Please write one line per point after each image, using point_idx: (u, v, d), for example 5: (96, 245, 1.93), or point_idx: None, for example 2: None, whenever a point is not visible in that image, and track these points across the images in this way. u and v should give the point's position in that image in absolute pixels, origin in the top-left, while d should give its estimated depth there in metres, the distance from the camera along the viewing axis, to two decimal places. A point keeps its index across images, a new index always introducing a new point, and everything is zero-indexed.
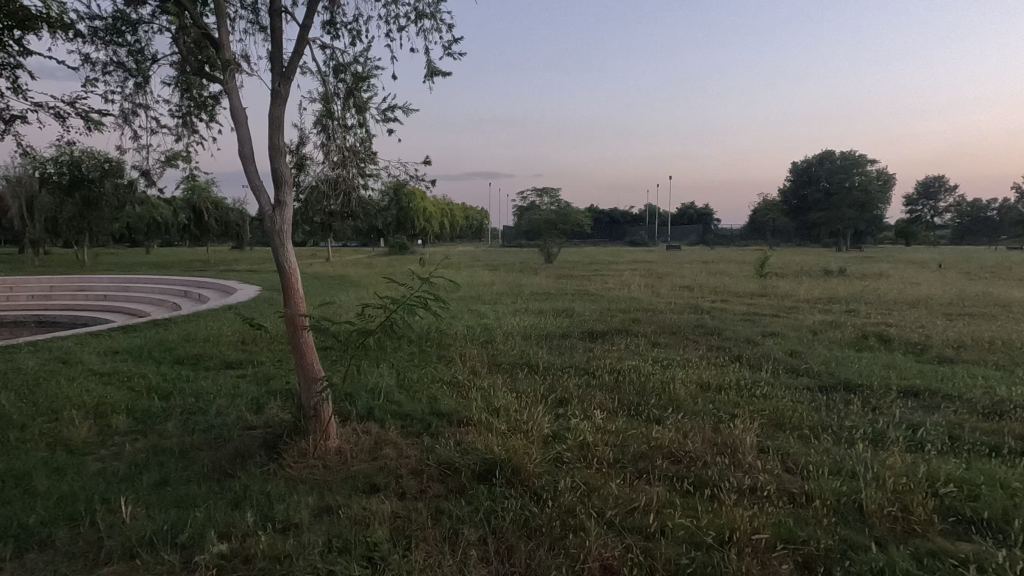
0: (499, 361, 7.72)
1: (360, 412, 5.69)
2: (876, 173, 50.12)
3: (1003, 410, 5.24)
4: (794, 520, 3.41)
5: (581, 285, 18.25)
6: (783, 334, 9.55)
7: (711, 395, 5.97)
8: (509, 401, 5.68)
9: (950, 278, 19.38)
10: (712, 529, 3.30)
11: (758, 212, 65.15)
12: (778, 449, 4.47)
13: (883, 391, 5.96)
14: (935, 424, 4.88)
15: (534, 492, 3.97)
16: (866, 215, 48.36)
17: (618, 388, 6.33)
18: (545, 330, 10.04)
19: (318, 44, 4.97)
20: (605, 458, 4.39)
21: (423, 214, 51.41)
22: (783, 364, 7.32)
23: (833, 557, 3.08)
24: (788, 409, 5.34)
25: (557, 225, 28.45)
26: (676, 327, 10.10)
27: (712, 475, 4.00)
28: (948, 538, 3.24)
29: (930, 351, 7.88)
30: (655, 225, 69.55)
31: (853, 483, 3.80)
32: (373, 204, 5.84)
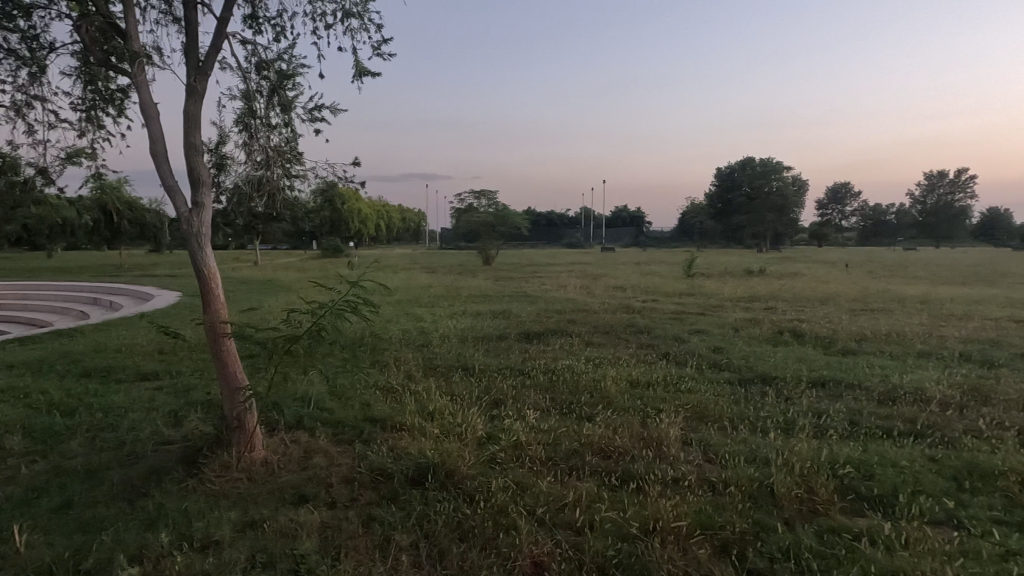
0: (435, 364, 7.68)
1: (288, 421, 5.49)
2: (792, 179, 53.68)
3: (896, 396, 5.78)
4: (713, 507, 3.61)
5: (518, 287, 18.41)
6: (708, 331, 10.07)
7: (640, 391, 6.22)
8: (444, 404, 5.66)
9: (856, 276, 21.07)
10: (638, 521, 3.43)
11: (687, 215, 68.14)
12: (700, 441, 4.72)
13: (794, 382, 6.42)
14: (838, 411, 5.31)
15: (467, 494, 3.98)
16: (783, 218, 51.66)
17: (552, 387, 6.47)
18: (482, 333, 10.06)
19: (239, 39, 4.75)
20: (537, 457, 4.46)
21: (358, 215, 50.08)
22: (706, 359, 7.73)
23: (747, 540, 3.28)
24: (710, 403, 5.64)
25: (495, 227, 28.41)
26: (609, 326, 10.38)
27: (639, 468, 4.17)
28: (847, 515, 3.53)
29: (837, 345, 8.54)
30: (592, 228, 71.18)
31: (765, 469, 4.07)
32: (301, 206, 5.65)
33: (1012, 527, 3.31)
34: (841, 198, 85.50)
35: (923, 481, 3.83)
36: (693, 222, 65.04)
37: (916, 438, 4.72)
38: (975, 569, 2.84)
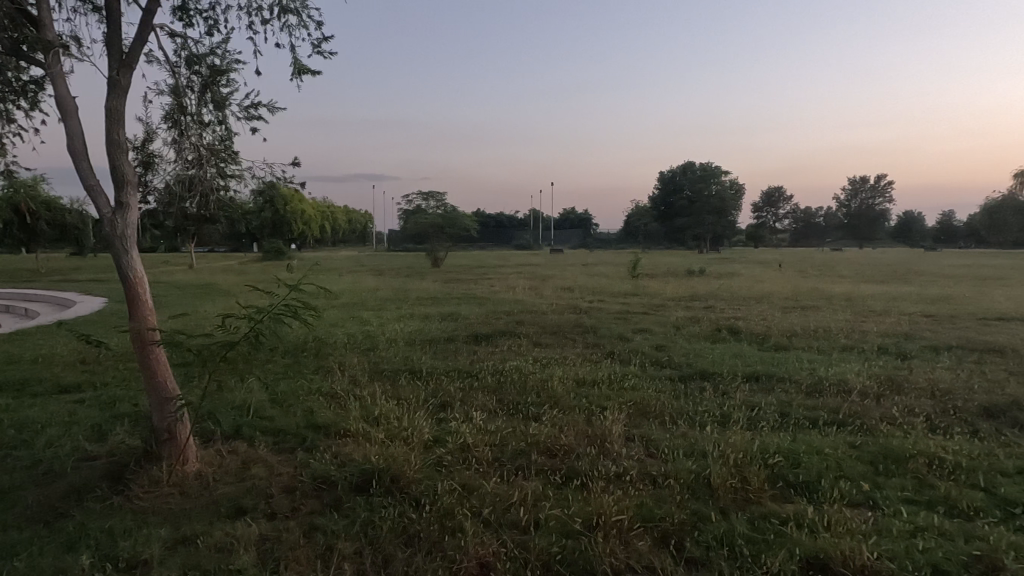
0: (382, 368, 7.55)
1: (225, 431, 5.27)
2: (730, 183, 56.07)
3: (822, 388, 6.15)
4: (654, 500, 3.73)
5: (467, 289, 18.35)
6: (651, 330, 10.37)
7: (586, 390, 6.34)
8: (390, 409, 5.58)
9: (788, 275, 22.26)
10: (582, 517, 3.51)
11: (632, 217, 69.94)
12: (642, 437, 4.86)
13: (731, 377, 6.71)
14: (770, 403, 5.60)
15: (413, 499, 3.94)
16: (722, 220, 53.84)
17: (500, 388, 6.49)
18: (430, 335, 9.96)
19: (167, 31, 4.54)
20: (484, 458, 4.47)
21: (301, 215, 48.48)
22: (649, 357, 7.96)
23: (685, 530, 3.41)
24: (652, 400, 5.82)
25: (444, 228, 28.09)
26: (557, 327, 10.51)
27: (583, 465, 4.26)
28: (777, 502, 3.73)
29: (770, 341, 8.98)
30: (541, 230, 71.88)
31: (702, 461, 4.25)
32: (237, 207, 5.43)
33: (920, 505, 3.60)
34: (776, 201, 90.11)
35: (844, 466, 4.10)
36: (638, 224, 66.83)
37: (839, 427, 5.05)
38: (888, 545, 3.07)
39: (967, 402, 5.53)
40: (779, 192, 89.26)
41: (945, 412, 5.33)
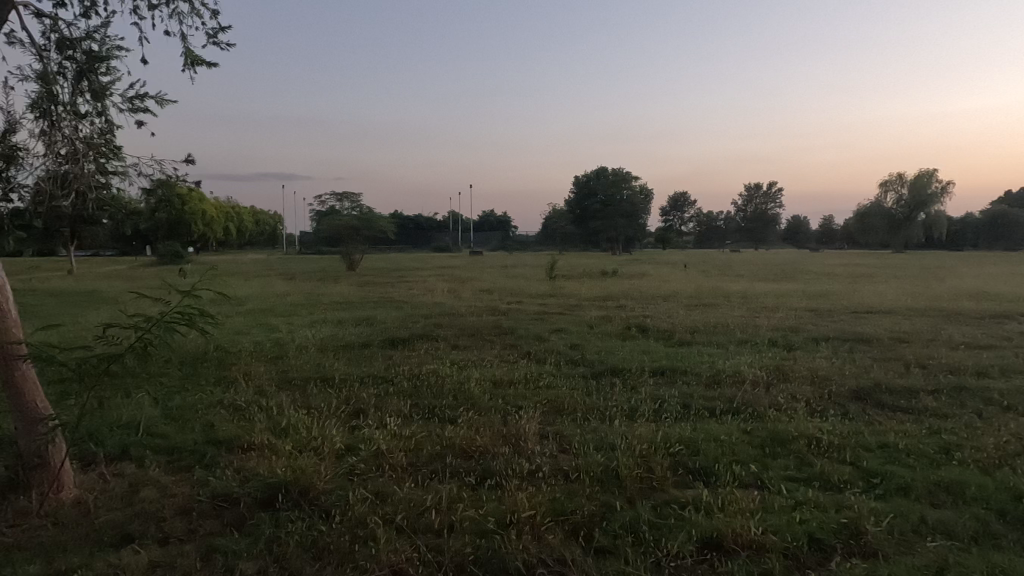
0: (291, 376, 7.21)
1: (109, 452, 4.80)
2: (640, 188, 58.86)
3: (720, 380, 6.61)
4: (566, 495, 3.84)
5: (384, 293, 17.94)
6: (567, 329, 10.66)
7: (502, 390, 6.42)
8: (299, 418, 5.35)
9: (692, 275, 23.74)
10: (496, 516, 3.55)
11: (549, 220, 71.53)
12: (555, 433, 5.00)
13: (639, 372, 7.06)
14: (673, 395, 5.95)
15: (323, 511, 3.79)
16: (633, 223, 56.32)
17: (416, 392, 6.41)
18: (344, 341, 9.62)
19: (33, 11, 4.09)
20: (399, 464, 4.40)
21: (201, 215, 45.10)
22: (564, 356, 8.19)
23: (595, 521, 3.55)
24: (566, 397, 6.00)
25: (359, 230, 27.18)
26: (475, 329, 10.53)
27: (498, 464, 4.31)
28: (679, 488, 3.98)
29: (676, 337, 9.52)
30: (460, 232, 71.74)
31: (610, 454, 4.44)
32: (121, 206, 4.98)
33: (799, 481, 3.98)
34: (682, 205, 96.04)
35: (737, 451, 4.44)
36: (555, 227, 68.49)
37: (734, 415, 5.45)
38: (772, 521, 3.37)
39: (839, 387, 6.19)
40: (685, 196, 95.13)
41: (822, 396, 5.92)
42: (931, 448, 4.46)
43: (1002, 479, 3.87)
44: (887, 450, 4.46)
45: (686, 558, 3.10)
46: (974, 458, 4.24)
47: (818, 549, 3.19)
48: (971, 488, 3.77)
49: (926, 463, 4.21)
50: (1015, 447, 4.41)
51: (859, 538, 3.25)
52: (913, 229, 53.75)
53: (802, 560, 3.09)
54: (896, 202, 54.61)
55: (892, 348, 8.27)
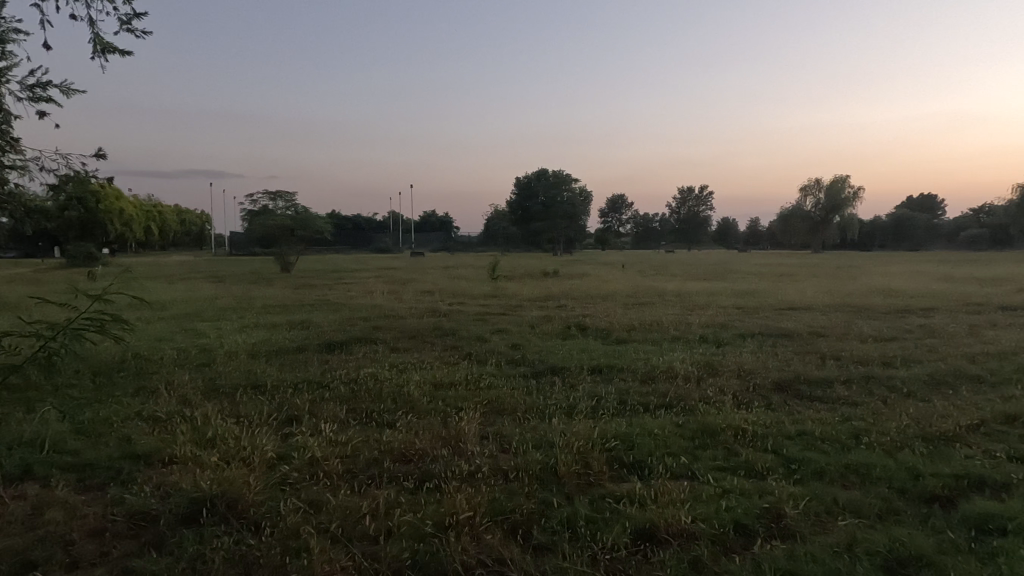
0: (219, 384, 6.84)
1: (8, 473, 4.37)
2: (579, 190, 60.01)
3: (654, 376, 6.84)
4: (505, 494, 3.86)
5: (321, 295, 17.37)
6: (508, 329, 10.71)
7: (442, 392, 6.37)
8: (227, 428, 5.08)
9: (630, 275, 24.44)
10: (435, 519, 3.52)
11: (491, 221, 71.66)
12: (495, 433, 5.01)
13: (578, 370, 7.20)
14: (611, 392, 6.10)
15: (252, 524, 3.61)
16: (573, 224, 57.32)
17: (353, 396, 6.24)
18: (277, 346, 9.23)
19: None
20: (334, 471, 4.27)
21: (119, 214, 42.07)
22: (504, 356, 8.23)
23: (534, 519, 3.59)
24: (506, 396, 6.03)
25: (294, 230, 26.16)
26: (416, 331, 10.37)
27: (437, 467, 4.27)
28: (615, 482, 4.08)
29: (614, 335, 9.76)
30: (400, 233, 70.57)
31: (549, 452, 4.49)
32: (20, 202, 4.60)
33: (727, 470, 4.19)
34: (620, 207, 98.96)
35: (670, 443, 4.61)
36: (497, 228, 68.67)
37: (667, 409, 5.66)
38: (702, 509, 3.52)
39: (763, 379, 6.56)
40: (622, 198, 97.95)
41: (748, 389, 6.25)
42: (843, 434, 4.80)
43: (903, 459, 4.23)
44: (805, 437, 4.77)
45: (621, 550, 3.19)
46: (879, 441, 4.61)
47: (744, 534, 3.36)
48: (877, 469, 4.09)
49: (839, 448, 4.53)
50: (914, 429, 4.82)
51: (779, 521, 3.46)
52: (829, 231, 57.73)
53: (728, 545, 3.25)
54: (813, 205, 58.44)
55: (810, 342, 8.85)
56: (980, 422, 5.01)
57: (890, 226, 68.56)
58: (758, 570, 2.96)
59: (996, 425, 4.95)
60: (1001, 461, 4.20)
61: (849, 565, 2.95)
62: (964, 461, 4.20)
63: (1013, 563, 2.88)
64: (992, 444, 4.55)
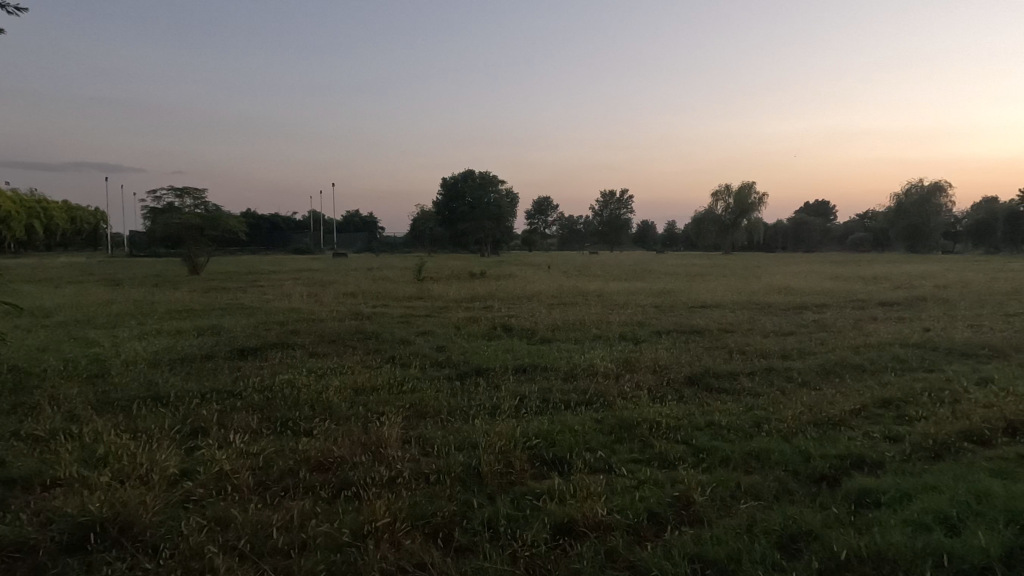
0: (113, 397, 6.26)
1: None
2: (506, 191, 60.37)
3: (575, 373, 7.02)
4: (427, 498, 3.82)
5: (232, 298, 16.34)
6: (433, 331, 10.58)
7: (364, 397, 6.19)
8: (122, 445, 4.67)
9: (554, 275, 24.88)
10: (353, 529, 3.42)
11: (417, 222, 70.56)
12: (418, 437, 4.95)
13: (502, 370, 7.26)
14: (534, 391, 6.20)
15: (150, 547, 3.34)
16: (500, 226, 57.64)
17: (267, 405, 5.93)
18: (181, 354, 8.57)
19: None
20: (244, 484, 4.04)
21: None
22: (428, 358, 8.14)
23: (455, 521, 3.58)
24: (430, 399, 5.97)
25: (204, 229, 24.46)
26: (336, 335, 10.01)
27: (356, 474, 4.15)
28: (536, 480, 4.15)
29: (538, 335, 9.91)
30: (321, 233, 67.87)
31: (472, 453, 4.50)
32: None
33: (642, 462, 4.38)
34: (545, 208, 100.66)
35: (590, 439, 4.75)
36: (423, 228, 67.67)
37: (587, 405, 5.83)
38: (617, 501, 3.65)
39: (676, 373, 6.91)
40: (548, 200, 99.93)
41: (662, 383, 6.57)
42: (746, 423, 5.16)
43: (797, 443, 4.60)
44: (713, 428, 5.08)
45: (540, 545, 3.24)
46: (777, 428, 5.00)
47: (656, 522, 3.52)
48: (774, 454, 4.42)
49: (742, 436, 4.87)
50: (807, 415, 5.27)
51: (688, 507, 3.66)
52: (737, 233, 61.84)
53: (641, 533, 3.40)
54: (724, 210, 62.18)
55: (719, 338, 9.42)
56: (861, 406, 5.56)
57: (790, 229, 74.48)
58: (668, 555, 3.12)
59: (874, 409, 5.52)
60: (877, 441, 4.69)
61: (748, 544, 3.18)
62: (847, 442, 4.65)
63: (885, 532, 3.22)
64: (871, 426, 5.05)
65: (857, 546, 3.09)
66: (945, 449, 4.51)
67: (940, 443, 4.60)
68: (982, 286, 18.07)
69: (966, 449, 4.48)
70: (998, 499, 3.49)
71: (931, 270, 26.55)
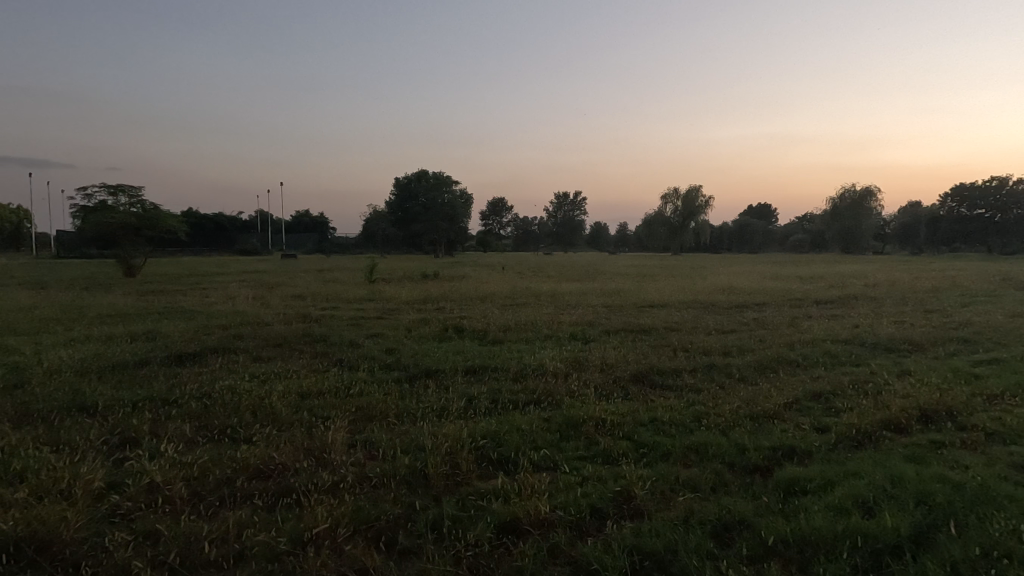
0: (32, 408, 5.84)
1: None
2: (460, 192, 60.00)
3: (524, 373, 7.07)
4: (370, 502, 3.76)
5: (170, 302, 15.56)
6: (384, 333, 10.43)
7: (309, 401, 6.04)
8: (43, 459, 4.37)
9: (508, 276, 24.94)
10: (292, 536, 3.34)
11: (370, 222, 69.22)
12: (365, 440, 4.87)
13: (452, 371, 7.24)
14: (483, 392, 6.22)
15: (71, 564, 3.16)
16: (454, 226, 57.33)
17: (205, 412, 5.70)
18: (111, 361, 8.11)
19: None
20: (177, 495, 3.87)
21: None
22: (378, 361, 8.02)
23: (399, 523, 3.54)
24: (377, 402, 5.89)
25: (140, 229, 23.21)
26: (282, 338, 9.72)
27: (298, 481, 4.06)
28: (482, 480, 4.17)
29: (489, 336, 9.91)
30: (269, 233, 65.62)
31: (419, 455, 4.46)
32: None
33: (587, 459, 4.47)
34: (500, 209, 100.88)
35: (538, 438, 4.80)
36: (376, 229, 66.47)
37: (535, 404, 5.89)
38: (561, 498, 3.72)
39: (623, 371, 7.08)
40: (503, 200, 100.11)
41: (610, 381, 6.72)
42: (687, 418, 5.34)
43: (733, 436, 4.80)
44: (656, 423, 5.23)
45: (483, 545, 3.27)
46: (715, 421, 5.20)
47: (598, 517, 3.60)
48: (712, 447, 4.60)
49: (683, 431, 5.03)
50: (744, 409, 5.50)
51: (630, 501, 3.76)
52: (685, 235, 63.94)
53: (584, 528, 3.47)
54: (673, 211, 63.98)
55: (665, 336, 9.68)
56: (794, 400, 5.85)
57: (735, 231, 77.37)
58: (608, 549, 3.20)
59: (806, 402, 5.81)
60: (807, 431, 4.95)
61: (684, 534, 3.30)
62: (780, 433, 4.89)
63: (809, 517, 3.41)
64: (802, 418, 5.33)
65: (784, 532, 3.25)
66: (868, 438, 4.81)
67: (863, 432, 4.90)
68: (906, 284, 19.33)
69: (885, 437, 4.80)
70: (910, 483, 3.76)
71: (863, 270, 28.08)
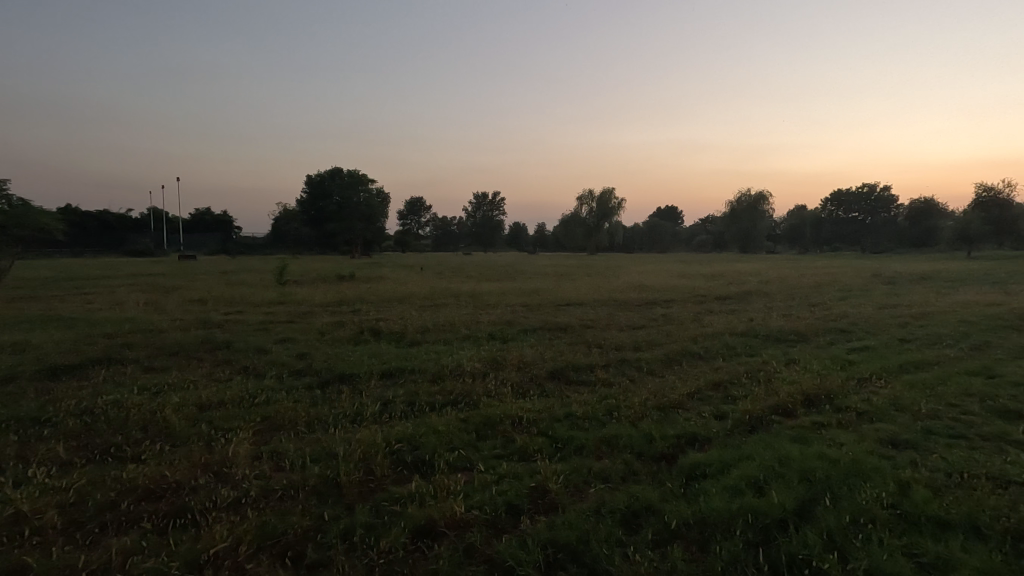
0: None
1: None
2: (377, 191, 58.43)
3: (442, 374, 7.02)
4: (277, 516, 3.57)
5: (44, 309, 13.92)
6: (294, 338, 9.94)
7: (210, 413, 5.63)
8: None
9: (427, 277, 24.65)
10: (188, 559, 3.10)
11: (280, 221, 65.73)
12: (272, 451, 4.61)
13: (368, 375, 7.03)
14: (399, 395, 6.08)
15: None
16: (371, 226, 55.68)
17: (85, 430, 5.14)
18: None
19: None
20: (49, 525, 3.46)
21: None
22: (287, 366, 7.64)
23: (308, 536, 3.38)
24: (286, 410, 5.60)
25: (6, 227, 20.52)
26: (178, 345, 8.98)
27: (196, 499, 3.77)
28: (397, 484, 4.08)
29: (406, 338, 9.72)
30: (164, 233, 60.52)
31: (331, 463, 4.29)
32: None
33: (504, 457, 4.50)
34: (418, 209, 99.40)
35: (455, 438, 4.78)
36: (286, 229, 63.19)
37: (452, 405, 5.86)
38: (476, 498, 3.73)
39: (540, 369, 7.20)
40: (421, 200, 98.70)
41: (527, 379, 6.82)
42: (600, 411, 5.53)
43: (642, 427, 5.03)
44: (571, 418, 5.37)
45: (397, 551, 3.20)
46: (626, 414, 5.44)
47: (513, 514, 3.64)
48: (623, 438, 4.79)
49: (596, 424, 5.20)
50: (652, 401, 5.79)
51: (545, 495, 3.83)
52: (600, 235, 66.19)
53: (499, 525, 3.50)
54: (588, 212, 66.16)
55: (580, 334, 9.97)
56: (697, 390, 6.22)
57: (646, 232, 81.22)
58: (523, 545, 3.24)
59: (707, 391, 6.21)
60: (707, 419, 5.30)
61: (595, 525, 3.41)
62: (684, 422, 5.19)
63: (708, 499, 3.65)
64: (703, 406, 5.69)
65: (686, 515, 3.45)
66: (760, 422, 5.23)
67: (756, 417, 5.32)
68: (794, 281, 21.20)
69: (774, 421, 5.24)
70: (795, 461, 4.13)
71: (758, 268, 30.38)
